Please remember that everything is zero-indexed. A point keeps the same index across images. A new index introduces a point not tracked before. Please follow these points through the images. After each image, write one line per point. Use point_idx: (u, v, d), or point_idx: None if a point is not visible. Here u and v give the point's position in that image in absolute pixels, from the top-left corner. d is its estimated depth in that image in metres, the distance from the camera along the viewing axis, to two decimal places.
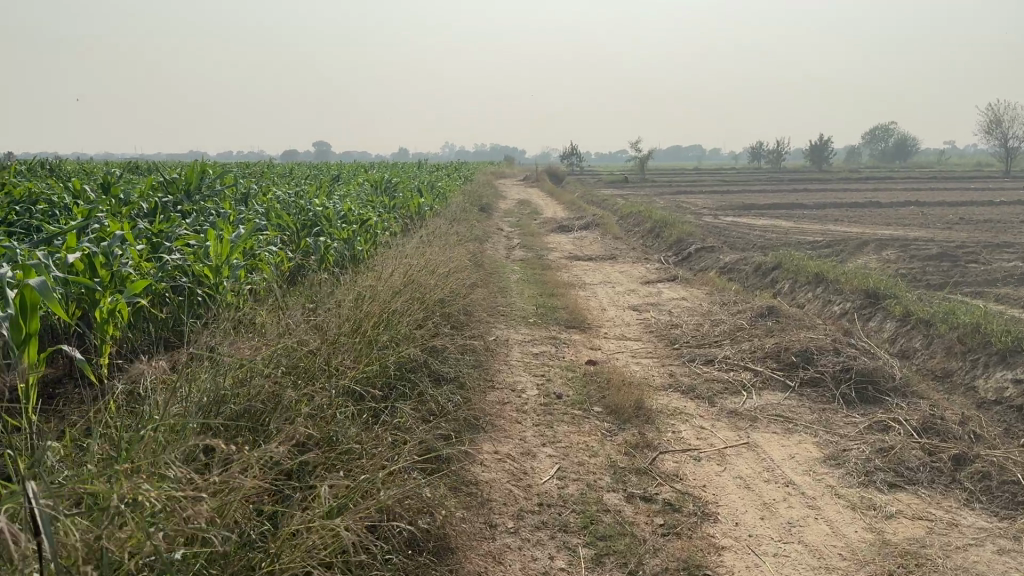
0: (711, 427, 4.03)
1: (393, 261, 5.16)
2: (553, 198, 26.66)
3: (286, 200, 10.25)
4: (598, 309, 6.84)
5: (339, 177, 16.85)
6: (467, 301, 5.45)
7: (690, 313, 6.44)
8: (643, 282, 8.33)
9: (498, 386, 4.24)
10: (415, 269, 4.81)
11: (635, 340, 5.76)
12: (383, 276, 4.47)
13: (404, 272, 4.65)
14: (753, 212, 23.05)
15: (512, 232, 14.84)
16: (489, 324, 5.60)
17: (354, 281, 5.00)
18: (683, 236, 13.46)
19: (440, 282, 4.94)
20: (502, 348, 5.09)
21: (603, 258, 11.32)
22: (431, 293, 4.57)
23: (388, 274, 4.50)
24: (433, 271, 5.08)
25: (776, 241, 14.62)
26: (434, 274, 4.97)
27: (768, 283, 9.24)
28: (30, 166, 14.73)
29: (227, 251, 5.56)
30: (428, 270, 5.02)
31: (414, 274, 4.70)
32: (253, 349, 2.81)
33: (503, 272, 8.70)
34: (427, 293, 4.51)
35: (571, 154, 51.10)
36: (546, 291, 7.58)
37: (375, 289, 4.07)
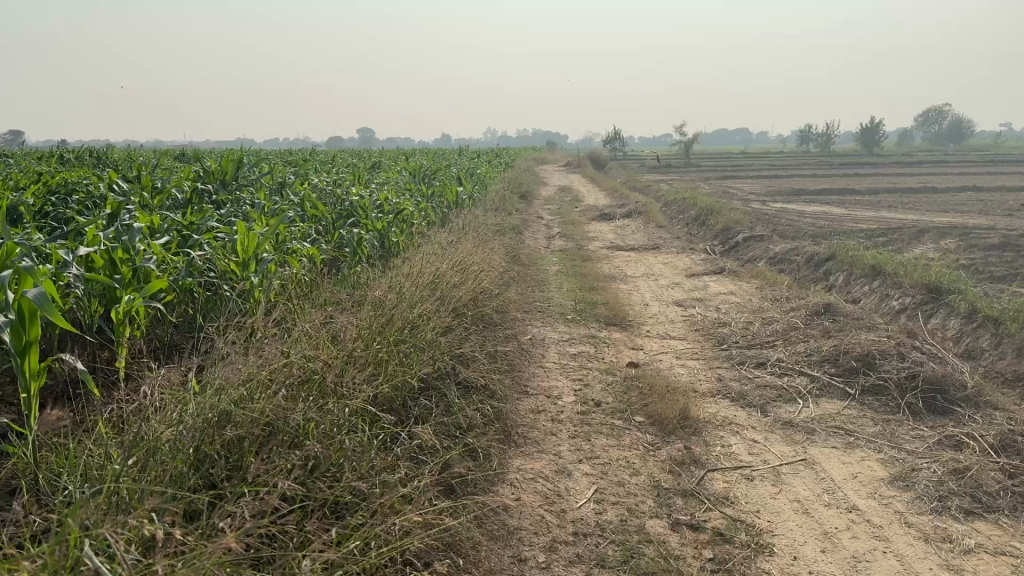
0: (764, 441, 3.71)
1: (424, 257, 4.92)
2: (595, 184, 26.21)
3: (322, 189, 10.09)
4: (640, 304, 6.51)
5: (377, 165, 16.70)
6: (502, 299, 5.18)
7: (738, 309, 6.09)
8: (688, 274, 7.97)
9: (532, 392, 3.97)
10: (446, 266, 4.55)
11: (680, 339, 5.44)
12: (410, 275, 4.22)
13: (435, 268, 4.39)
14: (802, 198, 22.38)
15: (552, 220, 14.52)
16: (525, 323, 5.33)
17: (383, 278, 4.76)
18: (730, 225, 13.00)
19: (472, 280, 4.68)
20: (537, 349, 4.82)
21: (646, 248, 10.97)
22: (462, 291, 4.32)
23: (417, 271, 4.25)
24: (466, 267, 4.82)
25: (827, 229, 14.06)
26: (466, 272, 4.71)
27: (821, 275, 8.80)
28: (74, 155, 14.85)
29: (255, 245, 5.37)
30: (460, 266, 4.76)
31: (444, 271, 4.44)
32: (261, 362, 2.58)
33: (541, 264, 8.42)
34: (458, 291, 4.26)
35: (614, 138, 50.41)
36: (586, 284, 7.28)
37: (399, 290, 3.83)
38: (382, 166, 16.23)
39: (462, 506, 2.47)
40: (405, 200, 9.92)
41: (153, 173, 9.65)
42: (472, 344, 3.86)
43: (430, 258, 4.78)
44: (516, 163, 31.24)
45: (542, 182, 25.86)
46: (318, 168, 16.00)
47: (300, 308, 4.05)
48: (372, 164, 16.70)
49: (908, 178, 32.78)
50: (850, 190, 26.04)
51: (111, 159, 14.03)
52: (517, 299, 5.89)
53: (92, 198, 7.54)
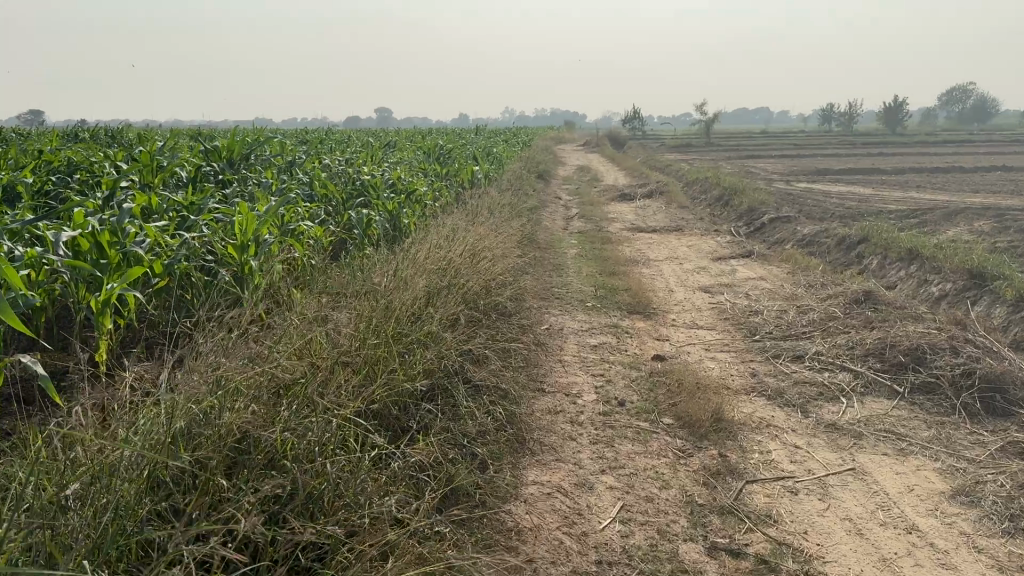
0: (807, 447, 3.34)
1: (434, 241, 4.58)
2: (613, 164, 25.72)
3: (333, 168, 9.75)
4: (664, 290, 6.14)
5: (392, 144, 16.36)
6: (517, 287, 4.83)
7: (770, 297, 5.70)
8: (714, 258, 7.57)
9: (550, 390, 3.63)
10: (456, 250, 4.20)
11: (709, 329, 5.07)
12: (415, 261, 3.86)
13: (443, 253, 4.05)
14: (826, 177, 21.82)
15: (570, 201, 14.12)
16: (541, 311, 4.97)
17: (388, 264, 4.42)
18: (755, 206, 12.55)
19: (486, 266, 4.33)
20: (555, 341, 4.47)
21: (668, 229, 10.57)
22: (472, 278, 3.96)
23: (422, 257, 3.90)
24: (478, 252, 4.47)
25: (856, 210, 13.57)
26: (478, 258, 4.37)
27: (853, 259, 8.37)
28: (85, 134, 14.61)
29: (256, 226, 5.05)
30: (472, 251, 4.41)
31: (454, 256, 4.09)
32: (241, 364, 2.25)
33: (559, 247, 8.05)
34: (468, 279, 3.90)
35: (633, 117, 49.68)
36: (607, 269, 6.91)
37: (402, 281, 3.48)
38: (396, 144, 15.89)
39: (467, 537, 2.12)
40: (418, 179, 9.58)
41: (160, 151, 9.37)
42: (483, 337, 3.51)
43: (440, 241, 4.43)
44: (533, 142, 30.78)
45: (560, 162, 25.41)
46: (331, 147, 15.68)
47: (295, 298, 3.73)
48: (387, 143, 16.37)
49: (936, 157, 32.00)
50: (876, 169, 25.39)
51: (122, 138, 13.78)
52: (533, 286, 5.54)
53: (92, 176, 7.26)
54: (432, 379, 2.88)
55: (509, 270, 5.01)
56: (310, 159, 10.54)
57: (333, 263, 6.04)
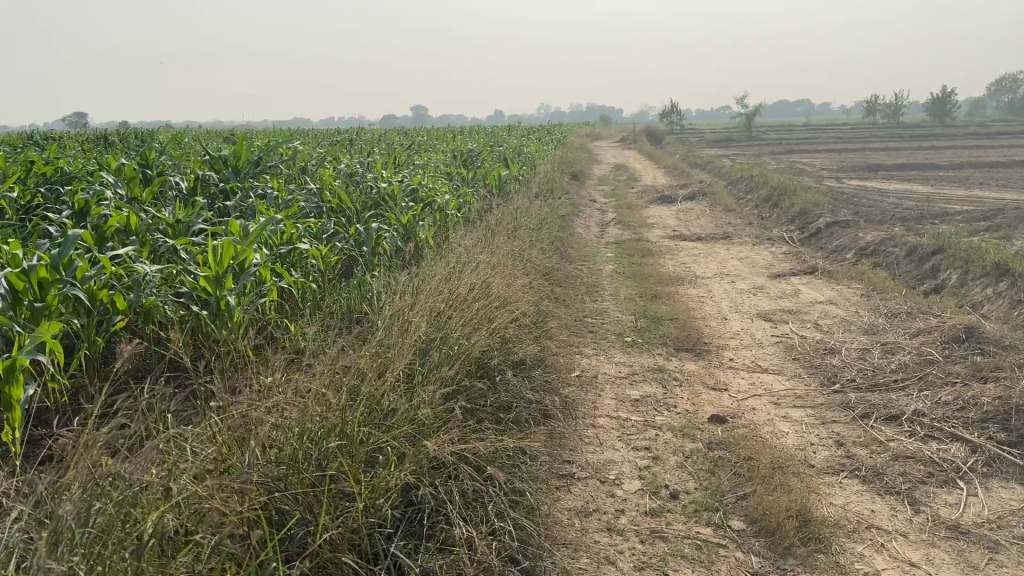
0: (928, 564, 2.48)
1: (440, 271, 3.80)
2: (652, 161, 24.74)
3: (351, 174, 9.03)
4: (717, 318, 5.27)
5: (420, 145, 15.69)
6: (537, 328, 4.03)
7: (844, 331, 4.80)
8: (770, 274, 6.68)
9: (581, 473, 2.81)
10: (457, 287, 3.40)
11: (776, 373, 4.20)
12: (395, 308, 3.05)
13: (440, 294, 3.27)
14: (877, 174, 20.63)
15: (606, 204, 13.28)
16: (571, 353, 4.16)
17: (377, 302, 3.64)
18: (808, 209, 11.57)
19: (504, 309, 3.54)
20: (589, 395, 3.65)
21: (714, 237, 9.69)
22: (473, 321, 3.14)
23: (407, 303, 3.10)
24: (491, 284, 3.66)
25: (918, 212, 12.49)
26: (495, 297, 3.57)
27: (928, 272, 7.41)
28: (111, 138, 14.17)
29: (237, 254, 4.31)
30: (481, 284, 3.61)
31: (455, 300, 3.30)
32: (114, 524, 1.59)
33: (594, 262, 7.24)
34: (468, 324, 3.09)
35: (671, 111, 48.45)
36: (649, 290, 6.07)
37: (386, 343, 2.70)
38: (424, 147, 15.20)
39: None
40: (440, 186, 8.83)
41: (165, 157, 8.73)
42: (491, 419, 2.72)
43: (445, 275, 3.65)
44: (568, 139, 29.90)
45: (597, 160, 24.52)
46: (358, 149, 15.06)
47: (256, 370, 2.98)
48: (416, 145, 15.69)
49: (992, 151, 30.36)
50: (931, 164, 24.07)
51: (144, 141, 13.29)
52: (562, 319, 4.72)
53: (81, 184, 6.60)
54: (412, 493, 2.12)
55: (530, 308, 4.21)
56: (326, 164, 9.85)
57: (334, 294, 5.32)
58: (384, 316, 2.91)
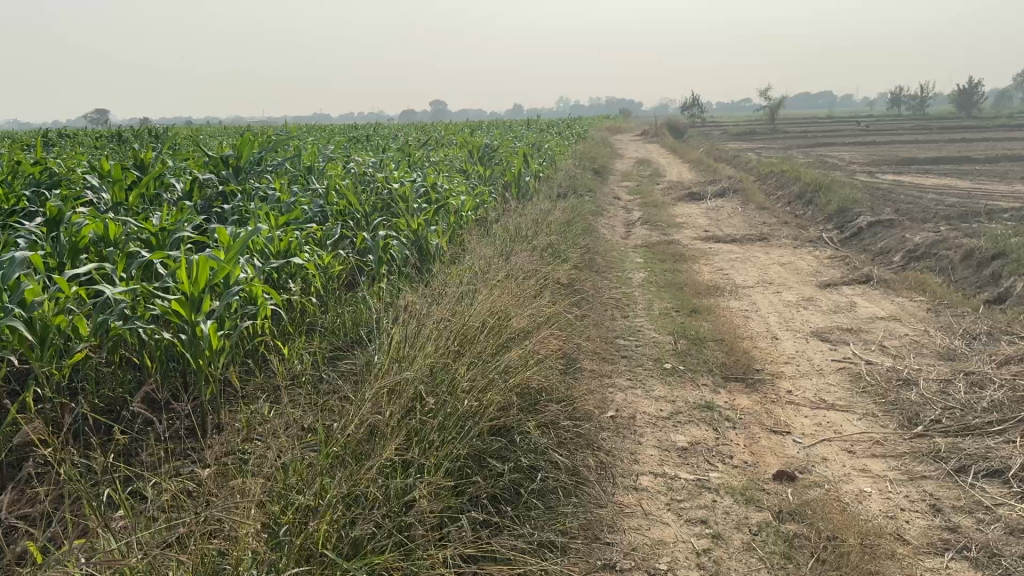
0: None
1: (448, 299, 3.26)
2: (675, 155, 24.04)
3: (362, 174, 8.52)
4: (766, 338, 4.66)
5: (439, 141, 15.15)
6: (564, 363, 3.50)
7: (916, 356, 4.16)
8: (818, 284, 6.04)
9: (623, 565, 2.22)
10: (467, 321, 2.88)
11: (844, 412, 3.58)
12: (393, 351, 2.56)
13: (444, 333, 2.72)
14: (912, 168, 19.81)
15: (631, 202, 12.67)
16: (602, 388, 3.59)
17: (376, 336, 3.14)
18: (846, 207, 10.88)
19: (522, 343, 2.99)
20: (625, 445, 3.07)
21: (749, 239, 9.06)
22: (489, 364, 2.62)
23: (407, 347, 2.60)
24: (509, 315, 3.14)
25: (962, 209, 11.72)
26: (510, 331, 3.02)
27: (989, 279, 6.71)
28: (127, 135, 13.76)
29: (218, 272, 3.79)
30: (495, 315, 3.08)
31: (462, 339, 2.78)
32: None
33: (623, 269, 6.65)
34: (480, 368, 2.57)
35: (693, 103, 47.57)
36: (686, 303, 5.46)
37: (373, 416, 2.17)
38: (442, 143, 14.66)
39: None
40: (455, 186, 8.28)
41: (165, 155, 8.24)
42: (502, 514, 2.19)
43: (452, 303, 3.11)
44: (590, 134, 29.23)
45: (620, 155, 23.88)
46: (374, 146, 14.58)
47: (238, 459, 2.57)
48: (433, 141, 15.16)
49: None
50: (966, 157, 23.19)
51: (157, 137, 12.88)
52: (592, 343, 4.16)
53: (66, 184, 6.11)
54: None
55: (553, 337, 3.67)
56: (337, 163, 9.34)
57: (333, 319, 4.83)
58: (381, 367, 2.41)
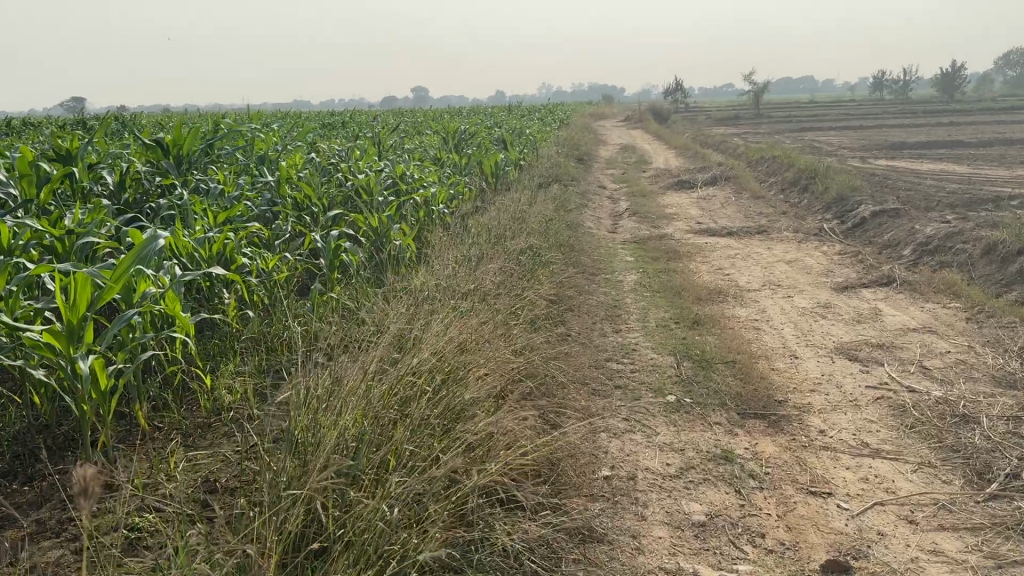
0: None
1: (391, 340, 2.58)
2: (660, 142, 23.34)
3: (324, 163, 7.75)
4: (784, 359, 3.94)
5: (413, 128, 14.35)
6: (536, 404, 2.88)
7: (968, 382, 3.46)
8: (833, 287, 5.34)
9: None
10: (405, 385, 2.26)
11: (896, 461, 2.87)
12: (302, 420, 1.97)
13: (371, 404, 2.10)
14: (903, 152, 19.24)
15: (618, 192, 11.94)
16: (591, 436, 2.87)
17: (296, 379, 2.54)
18: (845, 194, 10.21)
19: (474, 405, 2.32)
20: (624, 521, 2.36)
21: (745, 231, 8.38)
22: (431, 443, 2.06)
23: (325, 414, 2.00)
24: (462, 357, 2.55)
25: (966, 196, 11.07)
26: (465, 390, 2.37)
27: (1016, 277, 6.04)
28: (80, 123, 12.82)
29: (110, 287, 3.03)
30: (446, 368, 2.44)
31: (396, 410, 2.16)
32: None
33: (611, 270, 5.93)
34: (419, 452, 2.00)
35: (676, 88, 46.83)
36: (686, 312, 4.75)
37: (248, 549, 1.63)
38: (416, 130, 13.83)
39: None
40: (425, 176, 7.53)
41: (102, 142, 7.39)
42: None
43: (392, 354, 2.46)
44: (572, 119, 28.47)
45: (603, 141, 23.13)
46: (346, 133, 13.74)
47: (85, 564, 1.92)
48: (407, 129, 14.36)
49: (1019, 124, 28.76)
50: (956, 140, 22.63)
51: (110, 121, 11.98)
52: (578, 375, 3.43)
53: None
54: None
55: (522, 371, 3.00)
56: (297, 152, 8.53)
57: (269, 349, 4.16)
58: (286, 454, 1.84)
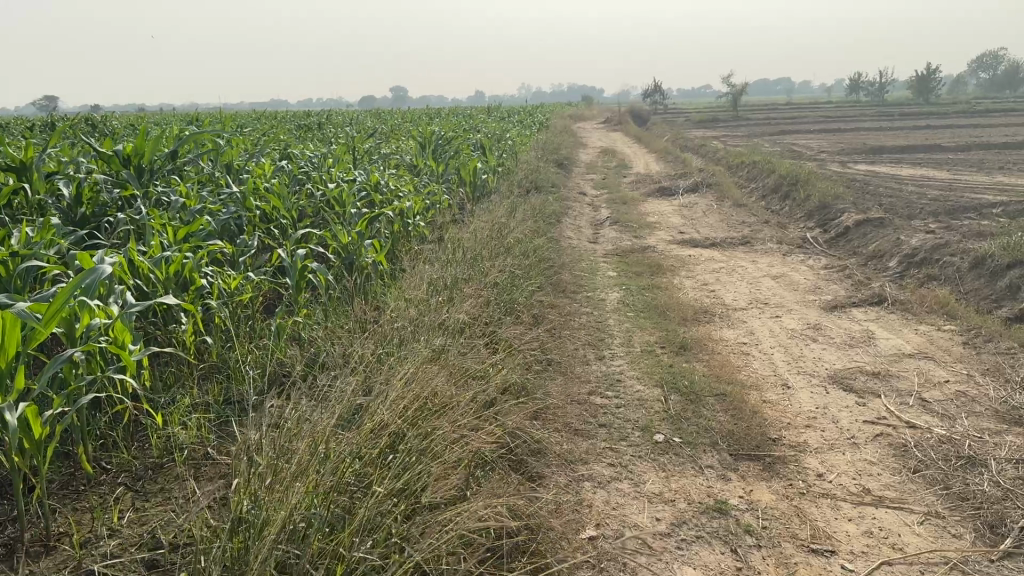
0: None
1: (349, 394, 2.35)
2: (639, 145, 23.18)
3: (296, 171, 7.47)
4: (775, 389, 3.74)
5: (390, 132, 14.05)
6: (510, 454, 2.68)
7: (970, 418, 3.28)
8: (823, 307, 5.16)
9: None
10: (364, 454, 2.04)
11: (902, 511, 2.67)
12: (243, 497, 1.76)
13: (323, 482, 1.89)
14: (882, 156, 19.22)
15: (598, 198, 11.74)
16: (571, 489, 2.65)
17: (249, 432, 2.33)
18: (828, 202, 10.08)
19: (435, 472, 2.11)
20: None
21: (728, 242, 8.21)
22: (389, 532, 1.85)
23: (272, 494, 1.79)
24: (430, 411, 2.35)
25: (948, 203, 10.99)
26: (429, 457, 2.15)
27: (1005, 292, 5.90)
28: (42, 125, 12.37)
29: (46, 325, 2.73)
30: (411, 428, 2.24)
31: (351, 486, 1.94)
32: None
33: (593, 287, 5.71)
34: (374, 542, 1.79)
35: (655, 90, 46.77)
36: (672, 335, 4.54)
37: None
38: (392, 134, 13.53)
39: None
40: (401, 186, 7.28)
41: (61, 148, 7.04)
42: None
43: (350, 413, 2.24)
44: (552, 121, 28.25)
45: (583, 144, 22.95)
46: (321, 138, 13.42)
47: None
48: (384, 133, 14.05)
49: (994, 127, 28.92)
50: (934, 144, 22.71)
51: (75, 124, 11.58)
52: (558, 414, 3.21)
53: None
54: None
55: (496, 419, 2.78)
56: (267, 159, 8.23)
57: (228, 381, 3.90)
58: (222, 544, 1.64)
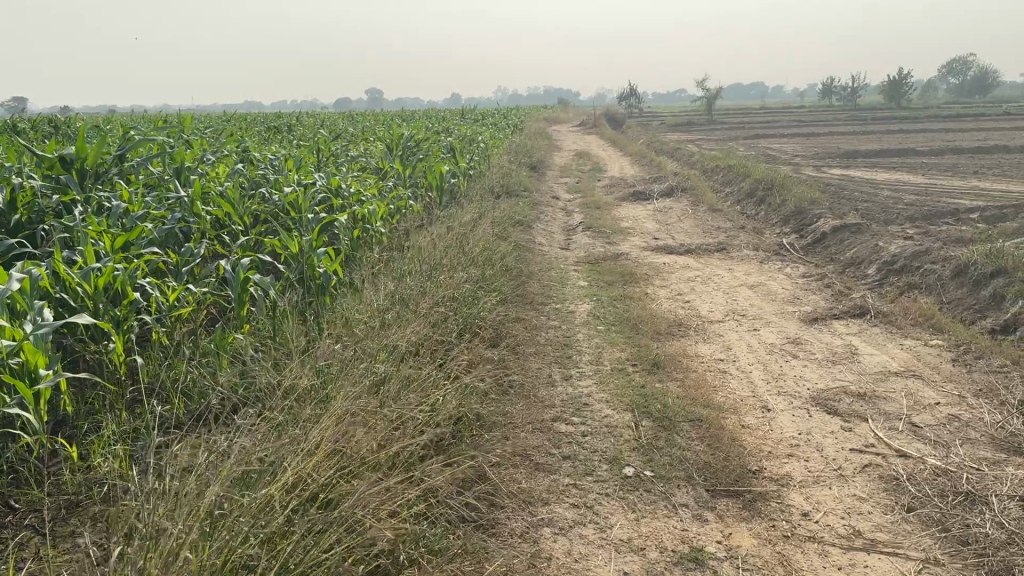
0: None
1: (260, 444, 2.04)
2: (615, 149, 22.96)
3: (253, 174, 7.09)
4: (754, 413, 3.45)
5: (360, 133, 13.67)
6: (452, 501, 2.38)
7: (965, 445, 3.02)
8: (802, 319, 4.90)
9: None
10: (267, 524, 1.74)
11: (898, 558, 2.39)
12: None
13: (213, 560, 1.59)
14: (856, 161, 19.16)
15: (572, 203, 11.46)
16: (527, 539, 2.34)
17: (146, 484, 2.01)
18: (804, 207, 9.88)
19: (349, 546, 1.82)
20: None
21: (704, 249, 7.95)
22: None
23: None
24: (351, 470, 2.06)
25: (925, 208, 10.85)
26: (346, 525, 1.86)
27: (989, 301, 5.69)
28: None
29: None
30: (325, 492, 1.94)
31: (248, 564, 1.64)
32: None
33: (561, 298, 5.41)
34: None
35: (631, 93, 46.67)
36: (644, 351, 4.24)
37: None
38: (361, 136, 13.15)
39: None
40: (363, 189, 6.93)
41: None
42: None
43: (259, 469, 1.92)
44: (526, 125, 27.96)
45: (557, 148, 22.67)
46: (286, 139, 12.99)
47: None
48: (353, 135, 13.66)
49: (966, 132, 29.10)
50: (908, 148, 22.72)
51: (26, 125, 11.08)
52: (516, 446, 2.90)
53: None
54: None
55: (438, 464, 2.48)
56: (224, 161, 7.83)
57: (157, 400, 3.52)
58: None
